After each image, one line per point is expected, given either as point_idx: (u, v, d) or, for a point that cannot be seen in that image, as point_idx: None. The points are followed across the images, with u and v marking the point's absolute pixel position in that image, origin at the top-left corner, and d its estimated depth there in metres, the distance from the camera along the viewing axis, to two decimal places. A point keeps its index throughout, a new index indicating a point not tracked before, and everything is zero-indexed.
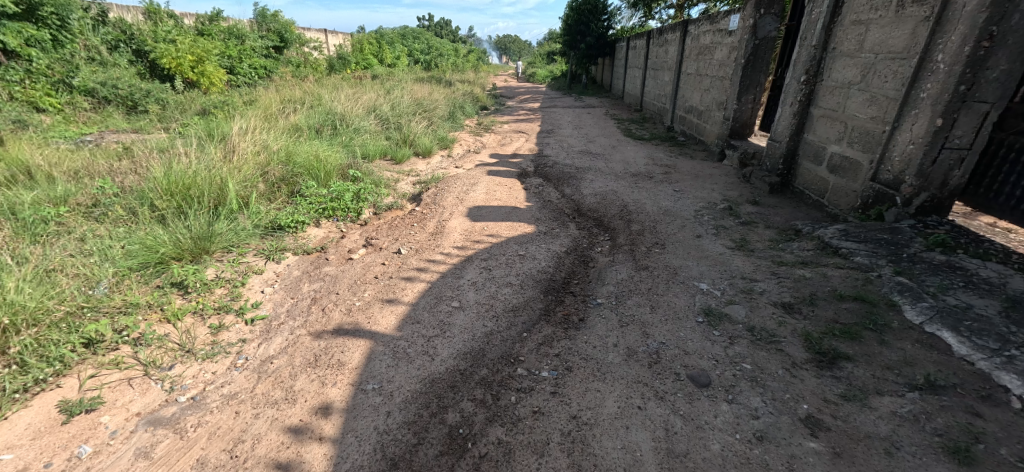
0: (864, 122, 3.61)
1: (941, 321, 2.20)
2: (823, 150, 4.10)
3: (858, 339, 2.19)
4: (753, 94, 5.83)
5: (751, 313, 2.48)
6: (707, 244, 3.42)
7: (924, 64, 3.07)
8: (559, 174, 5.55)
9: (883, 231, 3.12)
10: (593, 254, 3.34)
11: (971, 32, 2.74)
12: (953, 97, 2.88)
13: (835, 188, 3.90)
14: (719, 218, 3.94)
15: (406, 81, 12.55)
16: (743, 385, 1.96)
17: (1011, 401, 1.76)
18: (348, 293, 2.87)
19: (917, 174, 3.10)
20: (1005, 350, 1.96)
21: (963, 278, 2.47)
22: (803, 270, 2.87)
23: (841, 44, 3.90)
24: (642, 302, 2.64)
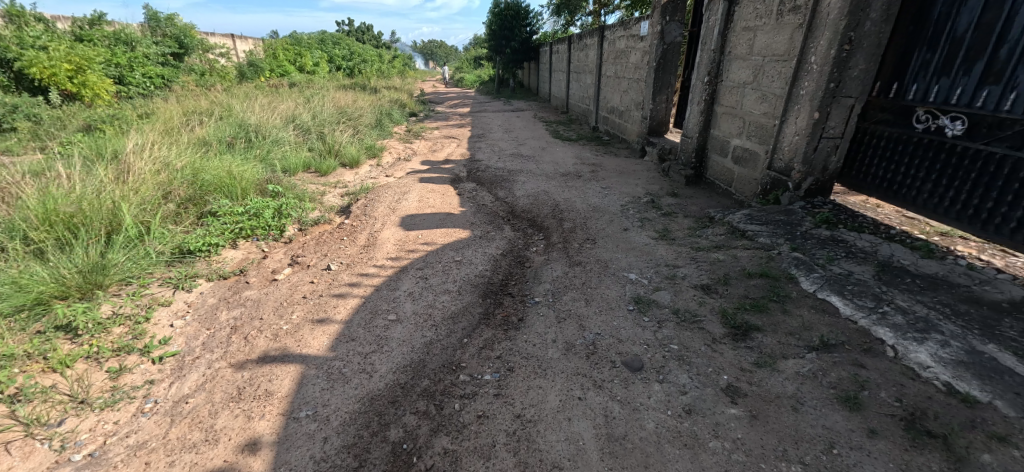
0: (758, 117, 4.03)
1: (830, 287, 2.53)
2: (727, 144, 4.52)
3: (766, 311, 2.44)
4: (666, 95, 6.28)
5: (676, 297, 2.67)
6: (633, 236, 3.62)
7: (801, 65, 3.50)
8: (491, 178, 5.59)
9: (780, 213, 3.50)
10: (528, 254, 3.41)
11: (835, 37, 3.18)
12: (825, 93, 3.31)
13: (739, 177, 4.32)
14: (643, 211, 4.20)
15: (328, 88, 11.98)
16: (672, 364, 2.11)
17: (886, 350, 2.07)
18: (274, 317, 2.67)
19: (803, 161, 3.52)
20: (879, 308, 2.30)
21: (844, 250, 2.85)
22: (718, 254, 3.15)
23: (735, 48, 4.34)
24: (577, 296, 2.74)
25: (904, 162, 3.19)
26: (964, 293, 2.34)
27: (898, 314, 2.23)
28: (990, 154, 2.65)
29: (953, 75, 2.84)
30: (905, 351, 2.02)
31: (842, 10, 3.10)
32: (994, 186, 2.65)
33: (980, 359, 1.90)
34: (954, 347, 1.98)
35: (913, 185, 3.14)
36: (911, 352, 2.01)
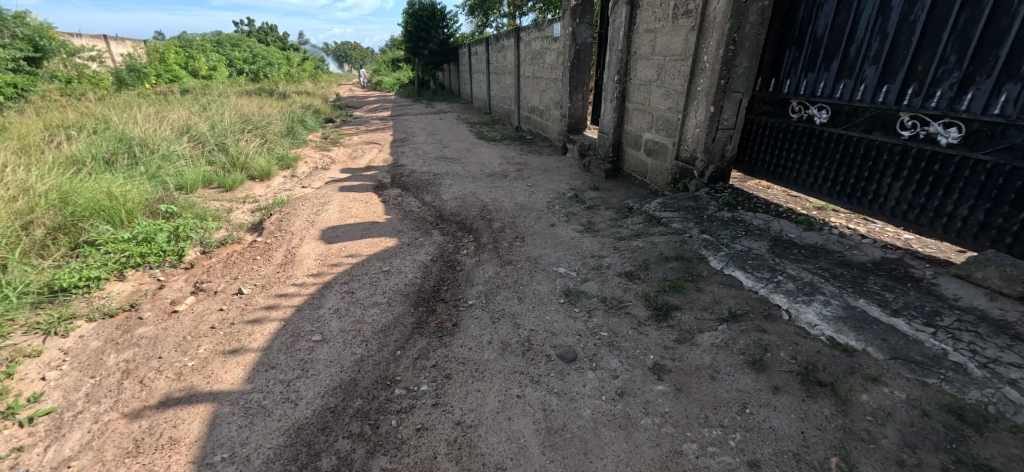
0: (664, 112, 4.35)
1: (734, 263, 2.80)
2: (639, 138, 4.83)
3: (682, 290, 2.65)
4: (582, 93, 6.56)
5: (603, 286, 2.80)
6: (561, 231, 3.73)
7: (696, 63, 3.83)
8: (417, 183, 5.46)
9: (689, 199, 3.81)
10: (459, 257, 3.37)
11: (722, 39, 3.52)
12: (718, 89, 3.66)
13: (652, 169, 4.64)
14: (568, 206, 4.35)
15: (229, 95, 10.93)
16: (603, 351, 2.20)
17: (782, 314, 2.34)
18: (176, 353, 2.38)
19: (704, 151, 3.86)
20: (774, 277, 2.59)
21: (743, 228, 3.17)
22: (638, 241, 3.35)
23: (639, 49, 4.64)
24: (510, 295, 2.77)
25: (785, 147, 3.63)
26: (837, 258, 2.72)
27: (789, 282, 2.53)
28: (849, 137, 3.12)
29: (817, 70, 3.31)
30: (797, 313, 2.30)
31: (726, 14, 3.44)
32: (853, 164, 3.11)
33: (853, 313, 2.22)
34: (834, 305, 2.29)
35: (793, 167, 3.59)
36: (801, 313, 2.29)
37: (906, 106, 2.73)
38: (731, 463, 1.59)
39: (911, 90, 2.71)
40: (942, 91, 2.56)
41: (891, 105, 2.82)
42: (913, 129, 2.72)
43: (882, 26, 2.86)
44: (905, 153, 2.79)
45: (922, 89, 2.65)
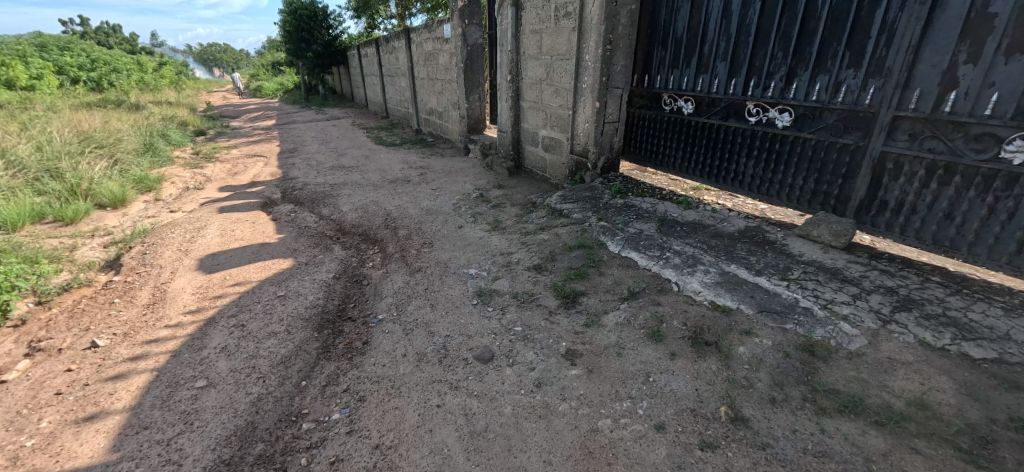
0: (556, 109, 4.56)
1: (629, 245, 3.04)
2: (536, 134, 5.00)
3: (586, 276, 2.81)
4: (478, 94, 6.61)
5: (513, 282, 2.86)
6: (469, 232, 3.74)
7: (580, 62, 4.07)
8: (311, 195, 5.06)
9: (586, 190, 4.05)
10: (364, 271, 3.20)
11: (599, 39, 3.79)
12: (601, 86, 3.94)
13: (550, 164, 4.84)
14: (474, 206, 4.36)
15: (60, 108, 9.08)
16: (519, 345, 2.25)
17: (672, 286, 2.60)
18: (6, 434, 1.91)
19: (595, 144, 4.13)
20: (664, 254, 2.87)
21: (634, 213, 3.46)
22: (543, 234, 3.48)
23: (527, 49, 4.80)
24: (422, 304, 2.70)
25: (662, 136, 4.04)
26: (712, 231, 3.10)
27: (676, 257, 2.82)
28: (711, 124, 3.57)
29: (680, 66, 3.73)
30: (684, 283, 2.58)
31: (601, 16, 3.71)
32: (717, 147, 3.58)
33: (727, 277, 2.56)
34: (712, 273, 2.61)
35: (670, 154, 4.01)
36: (687, 283, 2.57)
37: (751, 96, 3.24)
38: (641, 429, 1.73)
39: (753, 82, 3.22)
40: (776, 83, 3.07)
41: (740, 95, 3.31)
42: (756, 115, 3.23)
43: (727, 28, 3.32)
44: (754, 135, 3.28)
45: (761, 81, 3.16)
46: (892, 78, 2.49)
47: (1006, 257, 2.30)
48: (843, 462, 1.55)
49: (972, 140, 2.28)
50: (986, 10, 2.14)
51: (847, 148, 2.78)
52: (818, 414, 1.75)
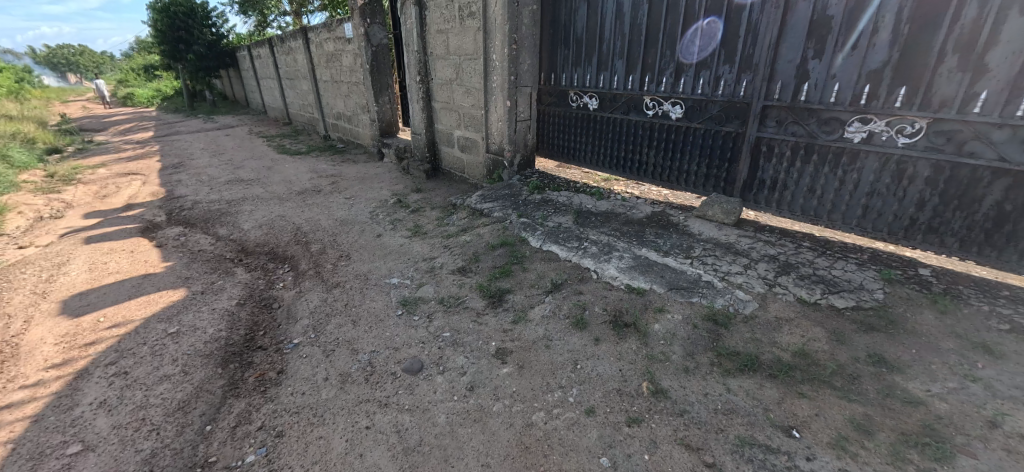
0: (468, 109, 4.54)
1: (549, 239, 3.14)
2: (451, 135, 4.95)
3: (511, 273, 2.86)
4: (388, 96, 6.37)
5: (439, 287, 2.82)
6: (389, 240, 3.60)
7: (487, 62, 4.08)
8: (204, 215, 4.52)
9: (504, 188, 4.10)
10: (274, 293, 2.94)
11: (505, 39, 3.83)
12: (510, 84, 3.99)
13: (468, 164, 4.82)
14: (392, 213, 4.21)
15: None
16: (449, 351, 2.22)
17: (592, 274, 2.73)
18: None
19: (509, 142, 4.19)
20: (581, 245, 3.00)
21: (552, 207, 3.58)
22: (465, 236, 3.47)
23: (434, 49, 4.70)
24: (342, 321, 2.54)
25: (571, 132, 4.22)
26: (623, 219, 3.30)
27: (593, 246, 2.96)
28: (615, 119, 3.80)
29: (583, 65, 3.90)
30: (602, 270, 2.72)
31: (504, 16, 3.75)
32: (621, 140, 3.82)
33: (639, 260, 2.74)
34: (626, 258, 2.78)
35: (580, 148, 4.20)
36: (605, 270, 2.72)
37: (647, 91, 3.50)
38: (573, 416, 1.80)
39: (648, 78, 3.47)
40: (667, 78, 3.35)
41: (637, 91, 3.56)
42: (653, 109, 3.50)
43: (621, 28, 3.55)
44: (653, 127, 3.55)
45: (655, 77, 3.42)
46: (759, 71, 2.84)
47: (854, 221, 2.73)
48: (747, 416, 1.74)
49: (823, 123, 2.69)
50: (824, 13, 2.55)
51: (729, 135, 3.12)
52: (724, 376, 1.95)
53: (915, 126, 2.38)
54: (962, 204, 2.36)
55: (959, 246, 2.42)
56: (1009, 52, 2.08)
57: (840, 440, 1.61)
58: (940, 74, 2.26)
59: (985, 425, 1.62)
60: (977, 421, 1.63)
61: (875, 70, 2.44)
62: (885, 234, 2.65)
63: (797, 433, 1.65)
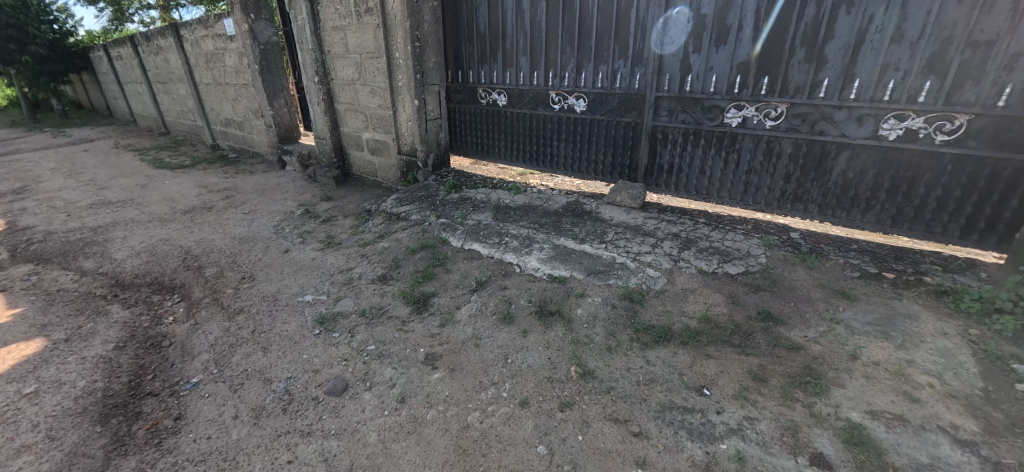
0: (375, 110, 4.32)
1: (470, 237, 3.13)
2: (358, 138, 4.70)
3: (434, 276, 2.81)
4: (284, 98, 5.85)
5: (359, 299, 2.67)
6: (299, 255, 3.33)
7: (390, 60, 3.90)
8: (62, 247, 3.81)
9: (420, 190, 4.01)
10: (163, 329, 2.57)
11: (406, 36, 3.69)
12: (416, 83, 3.87)
13: (380, 167, 4.61)
14: (300, 225, 3.91)
15: None
16: (374, 365, 2.12)
17: (515, 268, 2.77)
18: None
19: (422, 142, 4.09)
20: (502, 240, 3.03)
21: (470, 205, 3.56)
22: (383, 242, 3.33)
23: (332, 47, 4.36)
24: (251, 350, 2.30)
25: (484, 128, 4.23)
26: (540, 211, 3.39)
27: (513, 240, 3.01)
28: (524, 114, 3.88)
29: (489, 61, 3.92)
30: (524, 263, 2.77)
31: (404, 13, 3.60)
32: (532, 134, 3.91)
33: (559, 250, 2.84)
34: (546, 248, 2.87)
35: (493, 144, 4.23)
36: (527, 262, 2.78)
37: (552, 85, 3.61)
38: (507, 410, 1.81)
39: (552, 73, 3.59)
40: (569, 73, 3.49)
41: (543, 86, 3.66)
42: (559, 103, 3.63)
43: (522, 25, 3.62)
44: (561, 120, 3.69)
45: (558, 72, 3.54)
46: (650, 65, 3.07)
47: (738, 196, 3.09)
48: (665, 383, 1.89)
49: (706, 111, 3.00)
50: (699, 12, 2.83)
51: (629, 125, 3.34)
52: (643, 349, 2.09)
53: (777, 110, 2.74)
54: (817, 175, 2.77)
55: (817, 210, 2.85)
56: (840, 45, 2.47)
57: (741, 390, 1.82)
58: (792, 65, 2.63)
59: (847, 359, 1.93)
60: (841, 356, 1.94)
61: (743, 62, 2.77)
62: (762, 205, 3.03)
63: (707, 391, 1.83)
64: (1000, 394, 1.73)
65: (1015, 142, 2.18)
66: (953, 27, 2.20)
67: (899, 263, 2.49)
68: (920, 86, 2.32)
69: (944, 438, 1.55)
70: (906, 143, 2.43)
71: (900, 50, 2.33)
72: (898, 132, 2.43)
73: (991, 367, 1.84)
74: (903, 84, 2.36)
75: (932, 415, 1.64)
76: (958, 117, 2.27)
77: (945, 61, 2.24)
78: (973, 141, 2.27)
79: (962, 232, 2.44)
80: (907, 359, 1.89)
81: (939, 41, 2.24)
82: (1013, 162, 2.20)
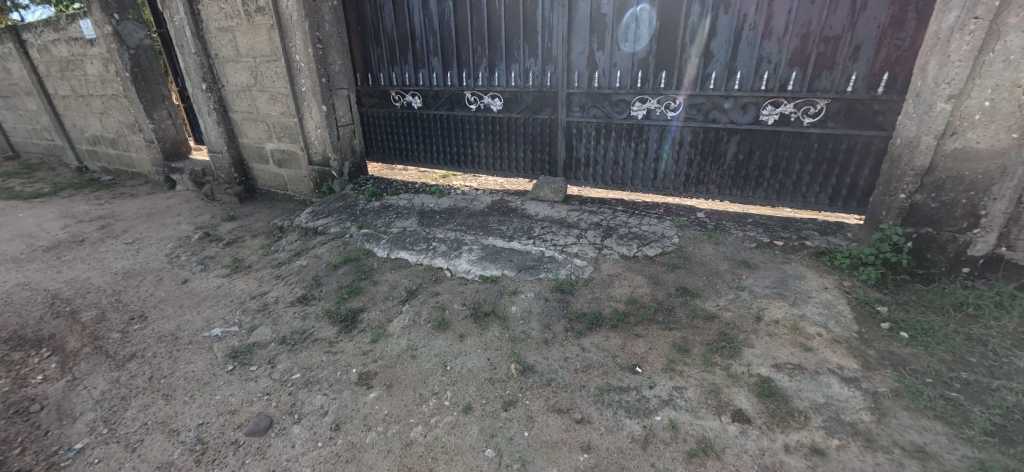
0: (277, 118, 3.97)
1: (396, 246, 3.02)
2: (261, 150, 4.30)
3: (361, 290, 2.66)
4: (166, 109, 5.17)
5: (277, 325, 2.45)
6: (201, 285, 2.97)
7: (290, 63, 3.61)
8: None
9: (338, 201, 3.78)
10: (28, 390, 2.14)
11: (306, 37, 3.43)
12: (322, 87, 3.63)
13: (289, 179, 4.27)
14: (200, 251, 3.49)
15: None
16: (302, 395, 1.95)
17: (445, 272, 2.72)
18: None
19: (334, 150, 3.85)
20: (430, 245, 2.96)
21: (393, 213, 3.43)
22: (300, 261, 3.09)
23: (220, 51, 3.92)
24: (150, 400, 2.00)
25: (400, 132, 4.10)
26: (466, 212, 3.36)
27: (442, 243, 2.96)
28: (441, 115, 3.82)
29: (399, 63, 3.79)
30: (455, 267, 2.73)
31: (300, 12, 3.34)
32: (451, 135, 3.87)
33: (488, 250, 2.84)
34: (475, 249, 2.85)
35: (412, 147, 4.12)
36: (457, 265, 2.74)
37: (466, 85, 3.59)
38: (451, 419, 1.77)
39: (465, 73, 3.57)
40: (483, 72, 3.49)
41: (458, 86, 3.63)
42: (475, 102, 3.63)
43: (431, 25, 3.54)
44: (478, 120, 3.69)
45: (471, 72, 3.53)
46: (559, 63, 3.18)
47: (649, 182, 3.31)
48: (601, 367, 1.96)
49: (614, 104, 3.17)
50: (599, 11, 2.97)
51: (545, 122, 3.43)
52: (578, 337, 2.16)
53: (676, 102, 2.98)
54: (713, 159, 3.06)
55: (717, 191, 3.14)
56: (722, 41, 2.74)
57: (669, 363, 1.95)
58: (684, 60, 2.86)
59: (754, 321, 2.15)
60: (748, 319, 2.17)
61: (643, 58, 2.96)
62: (671, 189, 3.28)
63: (639, 369, 1.94)
64: (871, 333, 2.04)
65: (862, 120, 2.58)
66: (809, 24, 2.53)
67: (785, 232, 2.83)
68: (788, 75, 2.65)
69: (834, 379, 1.79)
70: (781, 126, 2.77)
71: (770, 45, 2.64)
72: (775, 117, 2.77)
73: (861, 312, 2.18)
74: (775, 75, 2.69)
75: (823, 360, 1.89)
76: (818, 102, 2.63)
77: (805, 54, 2.58)
78: (832, 121, 2.65)
79: (831, 200, 2.83)
80: (799, 314, 2.16)
81: (799, 36, 2.57)
82: (862, 137, 2.60)
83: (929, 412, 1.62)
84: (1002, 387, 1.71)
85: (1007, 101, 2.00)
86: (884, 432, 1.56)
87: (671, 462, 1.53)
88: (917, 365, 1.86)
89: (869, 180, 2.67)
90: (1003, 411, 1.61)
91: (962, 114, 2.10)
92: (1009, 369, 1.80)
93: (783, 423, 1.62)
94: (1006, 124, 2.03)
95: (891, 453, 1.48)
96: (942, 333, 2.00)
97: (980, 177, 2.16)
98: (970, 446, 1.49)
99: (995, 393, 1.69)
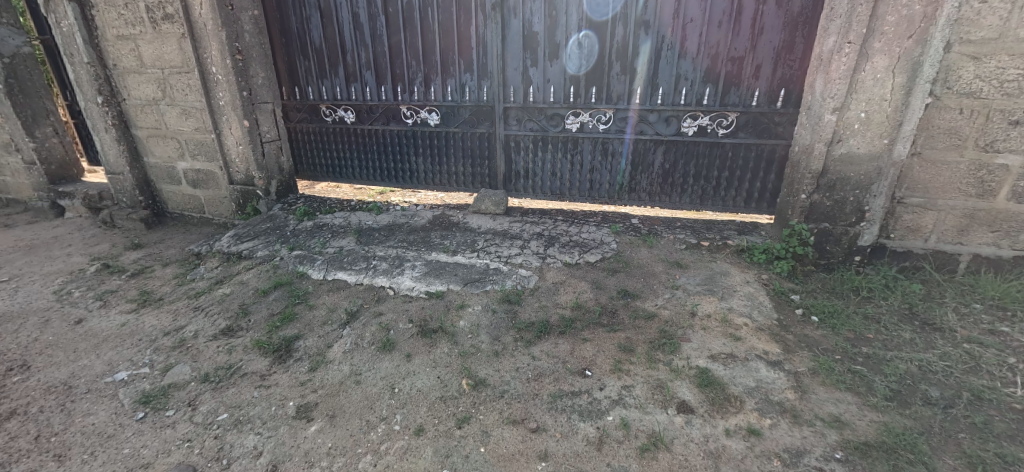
0: (190, 135, 3.63)
1: (332, 266, 2.86)
2: (172, 170, 3.90)
3: (295, 316, 2.48)
4: (51, 126, 4.51)
5: (197, 363, 2.19)
6: (100, 324, 2.59)
7: (204, 75, 3.32)
8: None
9: (264, 222, 3.52)
10: None
11: (223, 48, 3.20)
12: (243, 102, 3.38)
13: (206, 201, 3.90)
14: (97, 285, 3.06)
15: None
16: (230, 437, 1.76)
17: (387, 291, 2.62)
18: None
19: (258, 168, 3.59)
20: (371, 263, 2.84)
21: (328, 232, 3.26)
22: (223, 289, 2.82)
23: (121, 61, 3.52)
24: (36, 465, 1.69)
25: (333, 148, 3.94)
26: (406, 229, 3.27)
27: (382, 261, 2.85)
28: (376, 130, 3.72)
29: (329, 77, 3.65)
30: (398, 284, 2.64)
31: (216, 22, 3.10)
32: (388, 150, 3.78)
33: (431, 265, 2.78)
34: (420, 265, 2.79)
35: (347, 163, 3.97)
36: (400, 283, 2.65)
37: (402, 99, 3.53)
38: (402, 444, 1.68)
39: (400, 87, 3.51)
40: (418, 87, 3.46)
41: (393, 100, 3.56)
42: (412, 117, 3.58)
43: (362, 39, 3.45)
44: (415, 135, 3.64)
45: (406, 87, 3.49)
46: (495, 78, 3.24)
47: (587, 191, 3.46)
48: (552, 374, 1.98)
49: (549, 118, 3.29)
50: (531, 29, 3.08)
51: (483, 135, 3.47)
52: (527, 346, 2.17)
53: (606, 115, 3.15)
54: (643, 168, 3.26)
55: (648, 198, 3.35)
56: (645, 59, 2.95)
57: (616, 364, 2.01)
58: (612, 76, 3.04)
59: (689, 316, 2.30)
60: (684, 315, 2.31)
61: (575, 74, 3.11)
62: (606, 198, 3.45)
63: (588, 372, 1.98)
64: (788, 320, 2.27)
65: (766, 131, 2.90)
66: (718, 45, 2.81)
67: (710, 232, 3.06)
68: (702, 91, 2.92)
69: (761, 363, 1.96)
70: (699, 137, 3.03)
71: (687, 63, 2.89)
72: (694, 129, 3.02)
73: (779, 301, 2.42)
74: (692, 90, 2.94)
75: (750, 347, 2.05)
76: (729, 115, 2.91)
77: (716, 72, 2.86)
78: (741, 132, 2.95)
79: (746, 201, 3.13)
80: (727, 307, 2.34)
81: (710, 56, 2.84)
82: (767, 146, 2.92)
83: (841, 385, 1.82)
84: (894, 357, 1.97)
85: (878, 113, 2.35)
86: (806, 407, 1.73)
87: (626, 459, 1.57)
88: (827, 344, 2.09)
89: (774, 183, 3.01)
90: (897, 378, 1.85)
91: (845, 124, 2.42)
92: (898, 341, 2.09)
93: (722, 409, 1.74)
94: (878, 132, 2.38)
95: (813, 425, 1.64)
96: (845, 314, 2.27)
97: (863, 177, 2.50)
98: (875, 411, 1.70)
99: (890, 363, 1.94)
